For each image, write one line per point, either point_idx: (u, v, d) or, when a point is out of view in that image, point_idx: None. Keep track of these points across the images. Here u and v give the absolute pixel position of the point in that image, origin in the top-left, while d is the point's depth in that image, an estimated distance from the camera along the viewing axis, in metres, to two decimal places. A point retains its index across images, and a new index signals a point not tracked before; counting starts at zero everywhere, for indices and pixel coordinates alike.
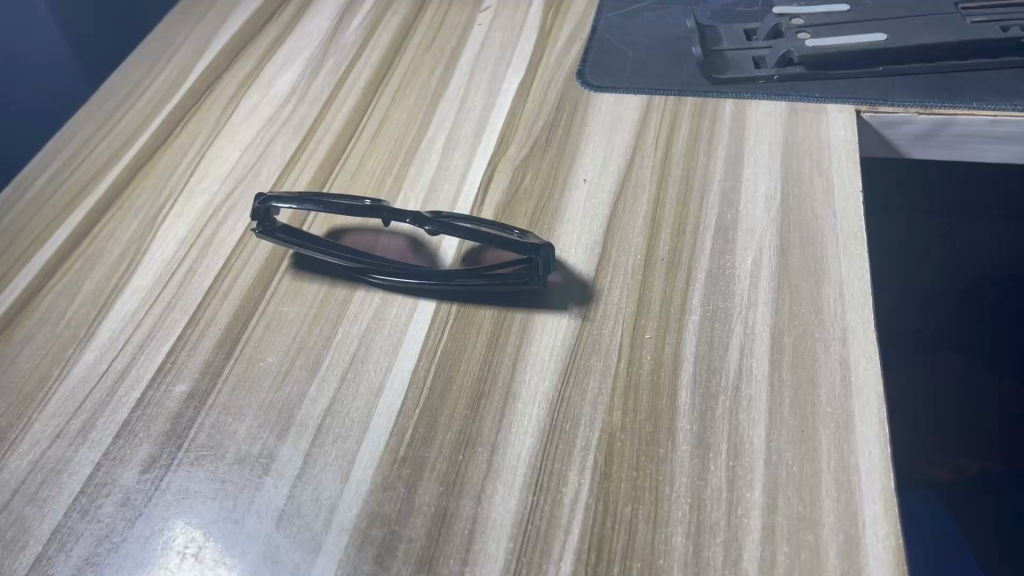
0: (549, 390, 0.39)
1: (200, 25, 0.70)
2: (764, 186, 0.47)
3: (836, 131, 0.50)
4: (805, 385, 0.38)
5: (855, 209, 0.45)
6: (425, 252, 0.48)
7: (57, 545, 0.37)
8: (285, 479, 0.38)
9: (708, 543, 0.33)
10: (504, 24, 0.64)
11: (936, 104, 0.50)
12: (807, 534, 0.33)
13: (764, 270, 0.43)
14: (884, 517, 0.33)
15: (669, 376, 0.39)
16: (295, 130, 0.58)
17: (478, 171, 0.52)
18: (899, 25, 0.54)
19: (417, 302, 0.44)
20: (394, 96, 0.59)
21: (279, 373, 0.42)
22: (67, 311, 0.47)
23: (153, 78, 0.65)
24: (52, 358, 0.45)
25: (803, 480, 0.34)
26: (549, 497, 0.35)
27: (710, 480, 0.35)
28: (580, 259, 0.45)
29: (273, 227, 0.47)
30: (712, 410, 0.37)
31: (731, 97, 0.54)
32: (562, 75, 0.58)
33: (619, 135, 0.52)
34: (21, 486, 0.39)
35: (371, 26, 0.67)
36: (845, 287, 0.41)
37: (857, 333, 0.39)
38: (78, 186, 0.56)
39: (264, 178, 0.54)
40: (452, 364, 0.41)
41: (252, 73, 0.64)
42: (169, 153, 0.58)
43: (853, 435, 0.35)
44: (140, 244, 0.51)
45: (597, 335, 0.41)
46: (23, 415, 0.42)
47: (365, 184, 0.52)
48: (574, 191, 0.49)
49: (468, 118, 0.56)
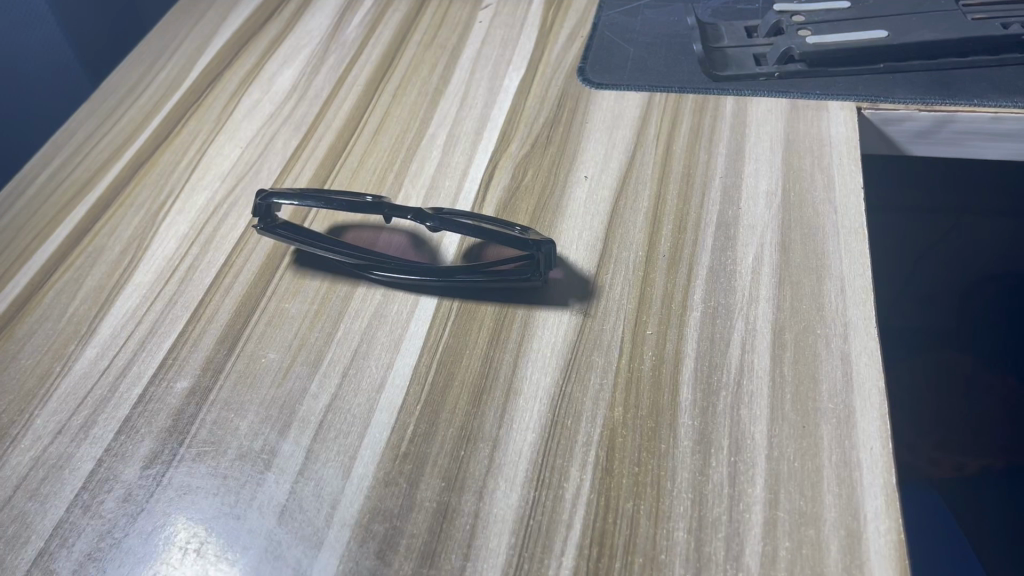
0: (551, 386, 0.39)
1: (201, 23, 0.70)
2: (765, 183, 0.47)
3: (837, 127, 0.50)
4: (806, 380, 0.38)
5: (856, 206, 0.45)
6: (426, 249, 0.48)
7: (58, 541, 0.37)
8: (286, 474, 0.38)
9: (710, 539, 0.33)
10: (505, 21, 0.64)
11: (937, 101, 0.50)
12: (808, 529, 0.33)
13: (765, 266, 0.43)
14: (886, 512, 0.33)
15: (670, 372, 0.39)
16: (297, 127, 0.58)
17: (479, 168, 0.52)
18: (899, 22, 0.54)
19: (418, 298, 0.44)
20: (394, 93, 0.59)
21: (280, 369, 0.42)
22: (69, 307, 0.47)
23: (154, 75, 0.65)
24: (53, 354, 0.45)
25: (804, 475, 0.34)
26: (551, 492, 0.35)
27: (711, 475, 0.35)
28: (581, 255, 0.45)
29: (274, 223, 0.47)
30: (713, 406, 0.37)
31: (731, 95, 0.54)
32: (563, 73, 0.58)
33: (620, 132, 0.52)
34: (23, 482, 0.39)
35: (371, 23, 0.67)
36: (846, 283, 0.41)
37: (858, 329, 0.39)
38: (79, 183, 0.56)
39: (265, 175, 0.54)
40: (453, 361, 0.41)
41: (253, 70, 0.64)
42: (170, 150, 0.58)
43: (853, 430, 0.36)
44: (141, 241, 0.51)
45: (599, 331, 0.41)
46: (25, 410, 0.42)
47: (366, 181, 0.52)
48: (575, 187, 0.49)
49: (469, 115, 0.56)
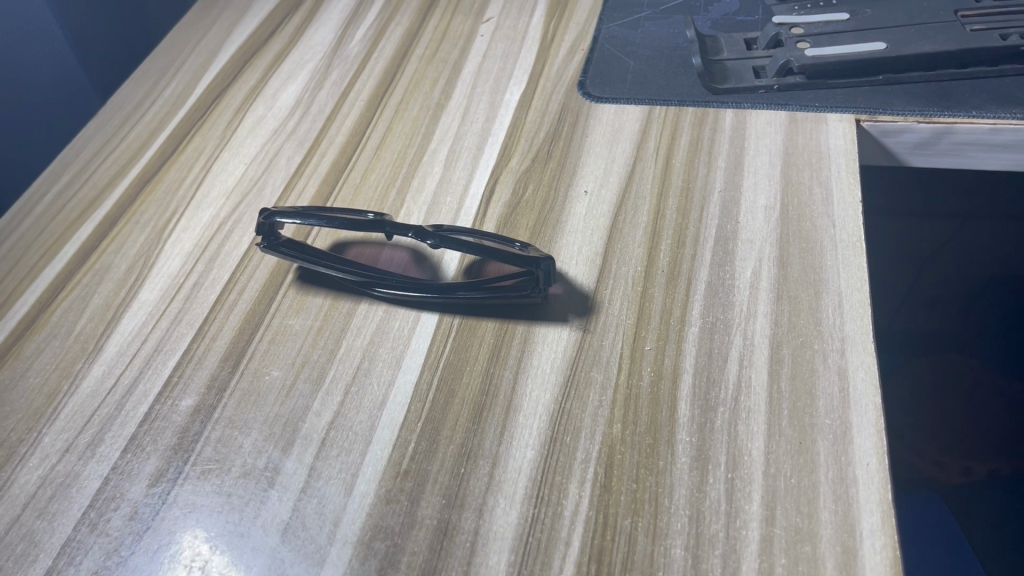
0: (551, 402, 0.39)
1: (207, 38, 0.72)
2: (763, 198, 0.48)
3: (836, 140, 0.50)
4: (803, 396, 0.38)
5: (854, 219, 0.45)
6: (428, 265, 0.48)
7: (66, 559, 0.38)
8: (289, 492, 0.38)
9: (707, 555, 0.33)
10: (507, 34, 0.65)
11: (936, 113, 0.50)
12: (805, 546, 0.33)
13: (764, 281, 0.43)
14: (882, 530, 0.33)
15: (669, 388, 0.39)
16: (300, 143, 0.58)
17: (480, 183, 0.52)
18: (898, 33, 0.54)
19: (420, 314, 0.45)
20: (397, 108, 0.60)
21: (284, 387, 0.42)
22: (76, 324, 0.48)
23: (159, 91, 0.66)
24: (61, 371, 0.46)
25: (801, 492, 0.35)
26: (550, 509, 0.36)
27: (708, 492, 0.35)
28: (581, 270, 0.45)
29: (278, 241, 0.48)
30: (711, 421, 0.38)
31: (731, 107, 0.54)
32: (564, 86, 0.59)
33: (619, 147, 0.53)
34: (31, 500, 0.40)
35: (374, 37, 0.68)
36: (844, 298, 0.41)
37: (857, 344, 0.39)
38: (86, 201, 0.57)
39: (269, 192, 0.55)
40: (454, 378, 0.41)
41: (257, 86, 0.65)
42: (176, 166, 0.59)
43: (850, 446, 0.36)
44: (147, 258, 0.52)
45: (598, 346, 0.41)
46: (33, 429, 0.43)
47: (368, 196, 0.53)
48: (576, 202, 0.49)
49: (470, 130, 0.57)
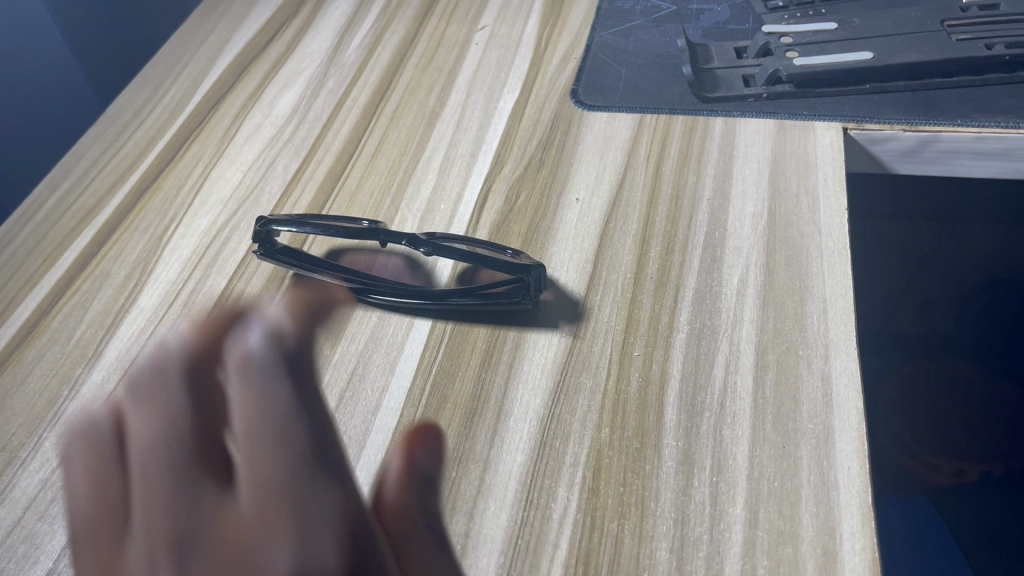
0: (541, 407, 0.40)
1: (205, 45, 0.72)
2: (751, 205, 0.48)
3: (822, 148, 0.51)
4: (787, 401, 0.39)
5: (840, 226, 0.46)
6: (422, 272, 0.49)
7: (67, 560, 0.38)
8: None
9: (691, 557, 0.34)
10: (501, 42, 0.66)
11: (921, 122, 0.51)
12: (786, 548, 0.34)
13: (751, 287, 0.44)
14: (862, 532, 0.34)
15: (656, 393, 0.40)
16: (297, 149, 0.59)
17: (473, 191, 0.53)
18: (884, 43, 0.55)
19: (413, 319, 0.46)
20: (392, 115, 0.61)
21: None
22: (76, 330, 0.49)
23: (158, 98, 0.67)
24: (62, 376, 0.46)
25: (783, 495, 0.35)
26: (538, 512, 0.37)
27: (693, 495, 0.36)
28: (571, 276, 0.46)
29: (274, 249, 0.50)
30: (697, 426, 0.38)
31: (720, 115, 0.55)
32: (557, 94, 0.59)
33: (611, 154, 0.54)
34: (32, 503, 0.41)
35: (370, 45, 0.69)
36: (829, 304, 0.42)
37: (840, 350, 0.40)
38: (86, 208, 0.58)
39: (266, 199, 0.56)
40: (446, 383, 0.42)
41: (254, 94, 0.66)
42: (175, 173, 0.59)
43: (832, 451, 0.37)
44: (146, 264, 0.53)
45: (587, 352, 0.42)
46: (34, 433, 0.44)
47: (364, 203, 0.54)
48: (567, 210, 0.50)
49: (465, 137, 0.57)
